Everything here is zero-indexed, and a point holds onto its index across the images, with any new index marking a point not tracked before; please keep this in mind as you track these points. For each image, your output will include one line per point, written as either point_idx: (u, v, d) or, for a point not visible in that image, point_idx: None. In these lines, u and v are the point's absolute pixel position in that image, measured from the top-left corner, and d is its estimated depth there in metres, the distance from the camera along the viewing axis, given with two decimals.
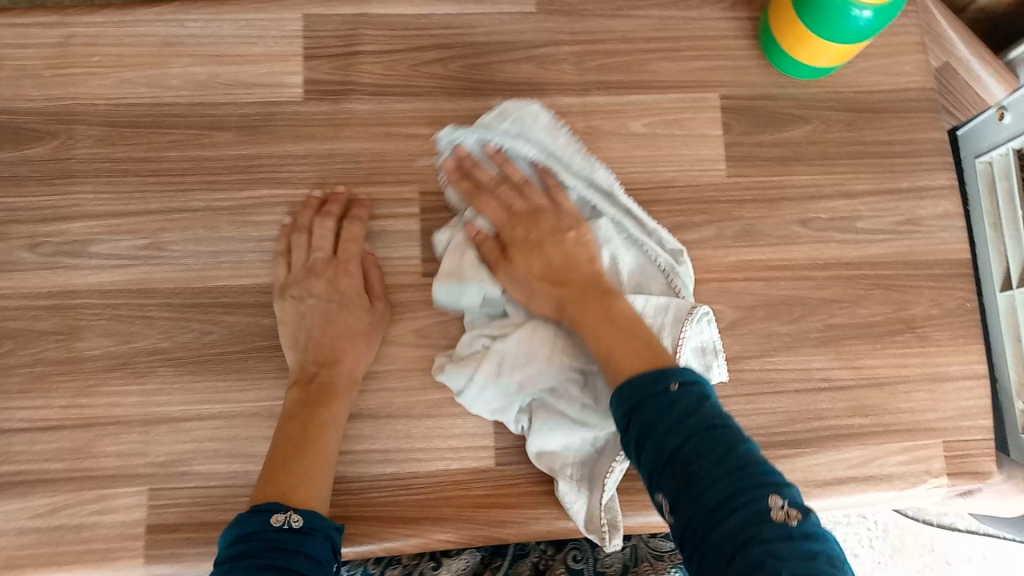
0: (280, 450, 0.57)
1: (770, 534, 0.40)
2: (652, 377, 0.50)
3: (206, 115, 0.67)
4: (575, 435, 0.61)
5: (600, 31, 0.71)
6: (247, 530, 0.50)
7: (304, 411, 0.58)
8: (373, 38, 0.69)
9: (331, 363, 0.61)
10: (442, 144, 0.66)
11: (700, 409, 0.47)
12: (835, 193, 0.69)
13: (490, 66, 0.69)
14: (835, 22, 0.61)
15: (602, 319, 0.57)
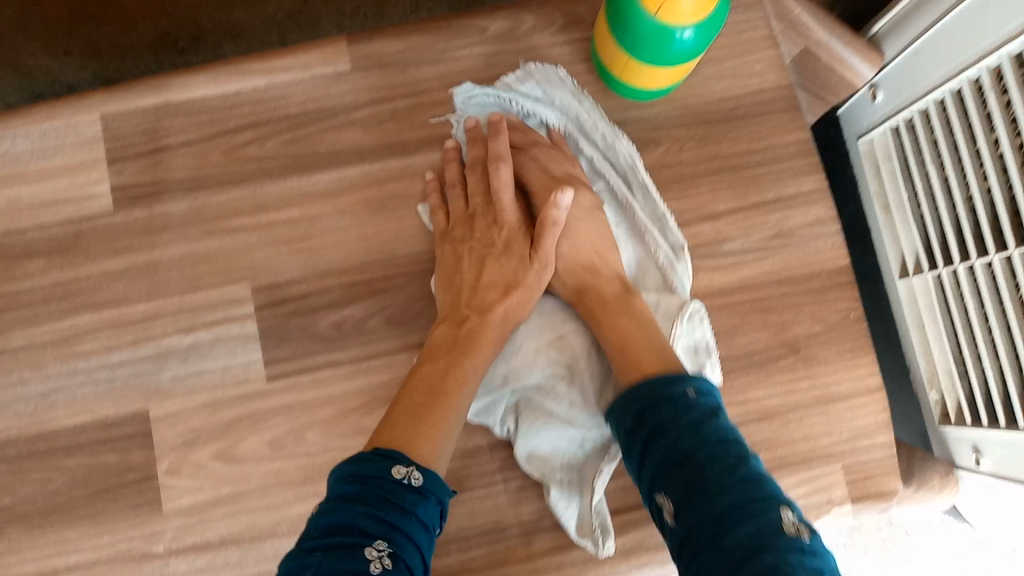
0: (406, 396, 0.55)
1: (781, 544, 0.42)
2: (666, 380, 0.51)
3: (13, 243, 0.63)
4: (563, 436, 0.59)
5: (424, 79, 0.65)
6: (364, 472, 0.47)
7: (447, 356, 0.57)
8: (179, 129, 0.64)
9: (473, 316, 0.59)
10: (458, 100, 0.65)
11: (713, 417, 0.49)
12: (697, 218, 0.65)
13: (310, 138, 0.64)
14: (658, 48, 0.56)
15: (623, 316, 0.58)
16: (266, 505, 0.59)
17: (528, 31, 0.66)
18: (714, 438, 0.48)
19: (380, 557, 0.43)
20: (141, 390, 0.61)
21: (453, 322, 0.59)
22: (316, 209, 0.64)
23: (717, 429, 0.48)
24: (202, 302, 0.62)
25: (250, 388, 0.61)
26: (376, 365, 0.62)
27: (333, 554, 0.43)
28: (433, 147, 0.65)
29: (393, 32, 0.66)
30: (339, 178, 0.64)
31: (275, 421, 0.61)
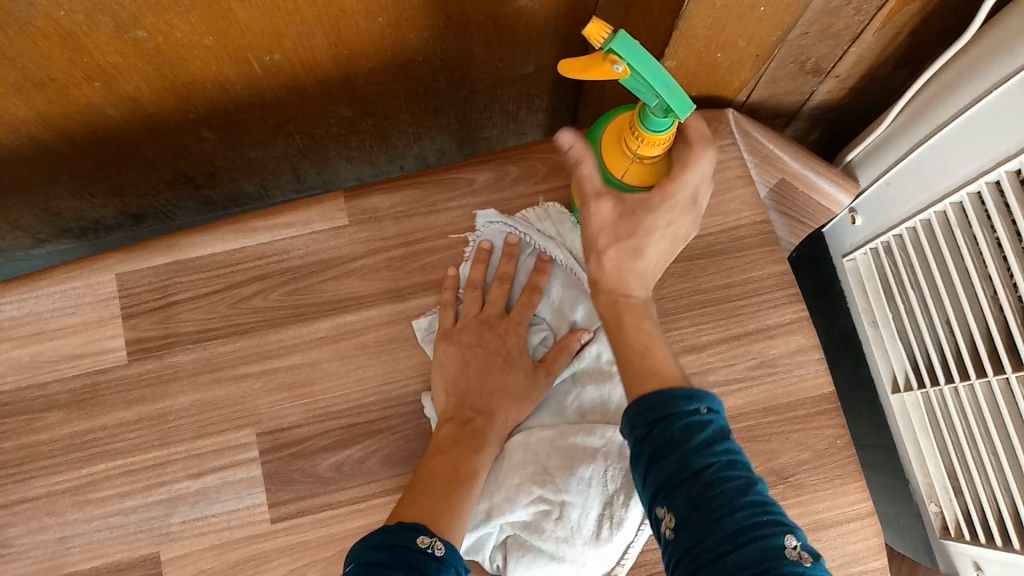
0: (416, 484, 0.58)
1: (784, 568, 0.40)
2: (682, 394, 0.48)
3: (36, 397, 0.67)
4: (551, 571, 0.62)
5: (416, 229, 0.70)
6: (391, 541, 0.50)
7: (456, 450, 0.61)
8: (189, 284, 0.69)
9: (478, 416, 0.64)
10: (480, 223, 0.70)
11: (724, 437, 0.46)
12: (680, 350, 0.68)
13: (311, 288, 0.69)
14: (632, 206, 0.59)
15: None
16: None
17: (512, 180, 0.71)
18: (723, 459, 0.45)
19: None
20: (153, 534, 0.64)
21: (458, 422, 0.63)
22: (317, 354, 0.68)
23: (728, 447, 0.46)
24: (210, 447, 0.66)
25: (256, 529, 0.64)
26: (376, 505, 0.64)
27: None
28: (427, 292, 0.70)
29: (387, 186, 0.71)
30: (338, 324, 0.69)
31: (280, 561, 0.63)
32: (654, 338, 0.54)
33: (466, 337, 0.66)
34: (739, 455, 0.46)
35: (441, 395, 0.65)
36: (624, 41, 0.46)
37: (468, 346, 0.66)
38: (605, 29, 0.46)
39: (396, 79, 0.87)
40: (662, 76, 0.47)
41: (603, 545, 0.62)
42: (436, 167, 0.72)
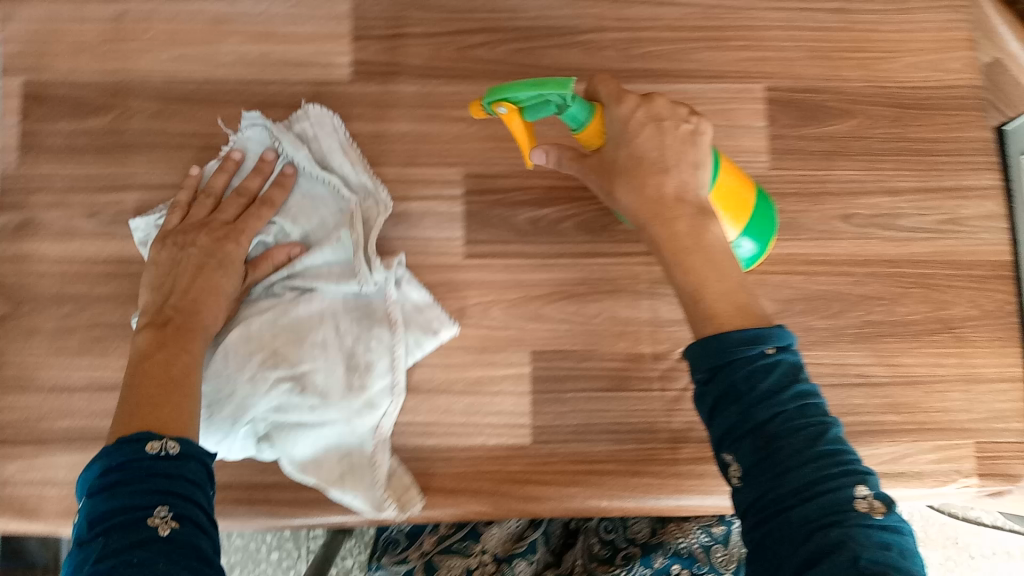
0: (161, 389, 0.51)
1: (851, 519, 0.41)
2: (747, 337, 0.47)
3: (258, 93, 0.67)
4: (319, 437, 0.62)
5: (646, 18, 0.69)
6: (118, 461, 0.46)
7: (167, 350, 0.54)
8: (421, 19, 0.68)
9: (191, 313, 0.57)
10: (246, 124, 0.66)
11: (794, 382, 0.46)
12: (878, 190, 0.70)
13: (535, 52, 0.68)
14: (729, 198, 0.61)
15: (691, 257, 0.54)
16: (445, 364, 0.66)
17: None
18: (790, 406, 0.45)
19: (162, 521, 0.43)
20: None
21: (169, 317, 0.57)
22: None
23: (794, 393, 0.45)
24: (416, 178, 0.68)
25: (449, 262, 0.67)
26: (562, 263, 0.67)
27: (114, 533, 0.42)
28: (645, 79, 0.69)
29: None
30: None
31: (466, 293, 0.67)
32: (704, 256, 0.54)
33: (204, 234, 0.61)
34: (809, 400, 0.46)
35: (155, 296, 0.58)
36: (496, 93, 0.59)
37: (178, 245, 0.60)
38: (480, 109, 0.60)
39: None
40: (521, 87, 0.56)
41: (359, 400, 0.62)
42: None
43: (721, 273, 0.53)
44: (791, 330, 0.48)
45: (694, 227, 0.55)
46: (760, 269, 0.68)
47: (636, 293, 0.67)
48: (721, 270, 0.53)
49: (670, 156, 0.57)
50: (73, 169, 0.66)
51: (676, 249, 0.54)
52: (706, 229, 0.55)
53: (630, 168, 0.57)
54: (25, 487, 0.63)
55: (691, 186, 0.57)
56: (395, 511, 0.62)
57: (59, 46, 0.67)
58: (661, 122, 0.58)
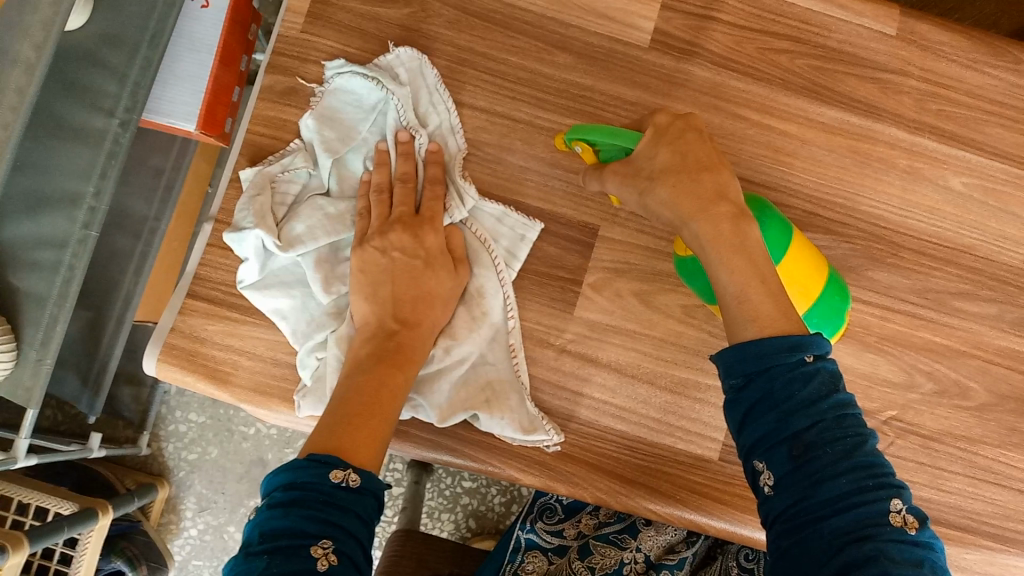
0: (363, 408, 0.52)
1: (885, 534, 0.41)
2: (784, 343, 0.46)
3: (554, 32, 0.66)
4: (452, 375, 0.61)
5: (949, 76, 0.68)
6: (299, 479, 0.47)
7: (378, 368, 0.55)
8: (733, 8, 0.67)
9: (413, 325, 0.58)
10: (329, 74, 0.64)
11: (831, 390, 0.46)
12: None
13: (833, 75, 0.67)
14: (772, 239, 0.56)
15: (734, 253, 0.50)
16: (655, 355, 0.65)
17: None
18: (828, 415, 0.45)
19: (326, 555, 0.44)
20: (600, 209, 0.66)
21: (397, 333, 0.57)
22: (811, 134, 0.66)
23: (833, 402, 0.45)
24: None
25: None
26: None
27: (278, 557, 0.43)
28: (932, 136, 0.67)
29: (946, 23, 0.68)
30: (840, 119, 0.67)
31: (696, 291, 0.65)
32: (730, 251, 0.50)
33: (445, 262, 0.61)
34: (846, 411, 0.46)
35: (367, 302, 0.59)
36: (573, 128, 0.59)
37: (381, 250, 0.60)
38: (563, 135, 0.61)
39: None
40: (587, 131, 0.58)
41: (485, 327, 0.62)
42: (989, 33, 0.69)
43: (758, 273, 0.50)
44: (826, 338, 0.47)
45: (716, 219, 0.51)
46: (985, 357, 0.66)
47: (865, 344, 0.65)
48: (754, 267, 0.50)
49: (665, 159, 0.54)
50: (356, 52, 0.65)
51: (706, 248, 0.51)
52: (725, 216, 0.51)
53: (642, 169, 0.55)
54: (220, 350, 0.62)
55: (719, 182, 0.53)
56: (548, 433, 0.61)
57: None
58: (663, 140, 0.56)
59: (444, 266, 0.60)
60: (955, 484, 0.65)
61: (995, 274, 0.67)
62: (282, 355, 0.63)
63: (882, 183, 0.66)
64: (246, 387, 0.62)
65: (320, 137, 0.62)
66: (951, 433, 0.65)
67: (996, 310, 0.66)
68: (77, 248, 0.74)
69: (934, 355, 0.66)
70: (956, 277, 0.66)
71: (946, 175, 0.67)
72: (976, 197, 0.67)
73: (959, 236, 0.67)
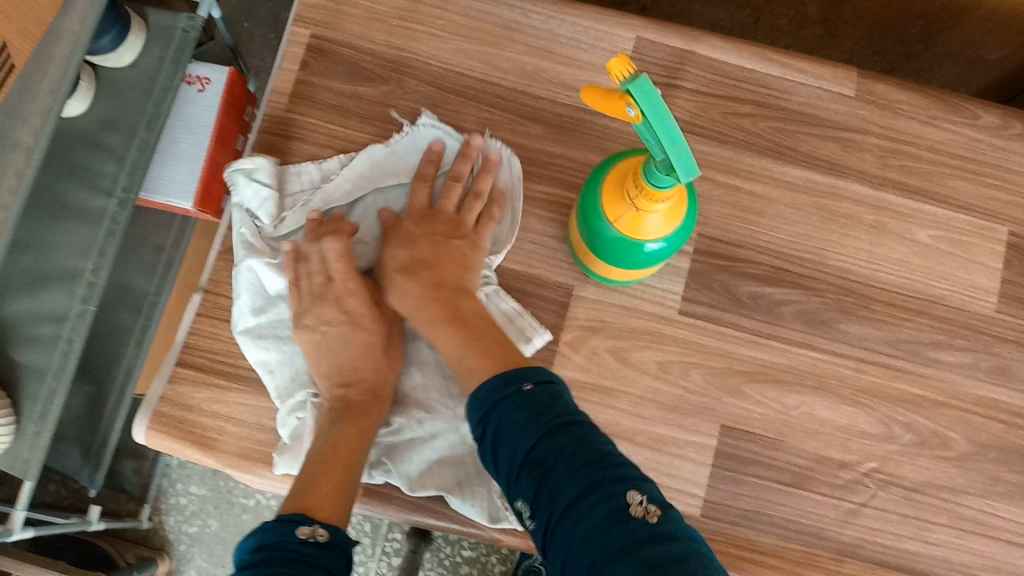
0: (322, 467, 0.56)
1: (629, 533, 0.41)
2: (502, 381, 0.49)
3: (525, 105, 0.69)
4: (425, 450, 0.62)
5: (909, 132, 0.70)
6: (270, 540, 0.50)
7: (338, 432, 0.59)
8: (696, 76, 0.70)
9: (356, 382, 0.62)
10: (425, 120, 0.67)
11: (551, 408, 0.47)
12: None
13: (796, 135, 0.70)
14: (636, 252, 0.58)
15: (465, 332, 0.58)
16: (634, 413, 0.65)
17: (1015, 136, 0.71)
18: (561, 429, 0.46)
19: None
20: (574, 270, 0.67)
21: (346, 398, 0.62)
22: (777, 194, 0.68)
23: (560, 418, 0.47)
24: None
25: (660, 312, 0.66)
26: (772, 345, 0.66)
27: None
28: (896, 191, 0.69)
29: (903, 82, 0.71)
30: (805, 178, 0.69)
31: (671, 347, 0.66)
32: (449, 335, 0.58)
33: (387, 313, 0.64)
34: (574, 421, 0.47)
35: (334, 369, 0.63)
36: (643, 86, 0.46)
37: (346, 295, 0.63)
38: (632, 67, 0.46)
39: (887, 5, 0.85)
40: (670, 127, 0.46)
41: (463, 406, 0.63)
42: (947, 90, 0.72)
43: (502, 346, 0.56)
44: (542, 368, 0.50)
45: (430, 251, 0.63)
46: (963, 407, 0.66)
47: (841, 397, 0.66)
48: (460, 339, 0.58)
49: (472, 215, 0.66)
50: (335, 127, 0.68)
51: (391, 272, 0.64)
52: (459, 253, 0.64)
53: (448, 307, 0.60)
54: (208, 417, 0.64)
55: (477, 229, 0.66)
56: (514, 520, 0.62)
57: (354, 11, 0.70)
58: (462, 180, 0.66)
59: (370, 321, 0.65)
60: (941, 536, 0.64)
61: (967, 323, 0.67)
62: (267, 420, 0.64)
63: (850, 239, 0.68)
64: (233, 453, 0.63)
65: (364, 170, 0.67)
66: (933, 484, 0.65)
67: (971, 359, 0.67)
68: (76, 322, 0.77)
69: (911, 406, 0.66)
70: (929, 327, 0.67)
71: (913, 228, 0.68)
72: (944, 248, 0.68)
73: (930, 287, 0.68)
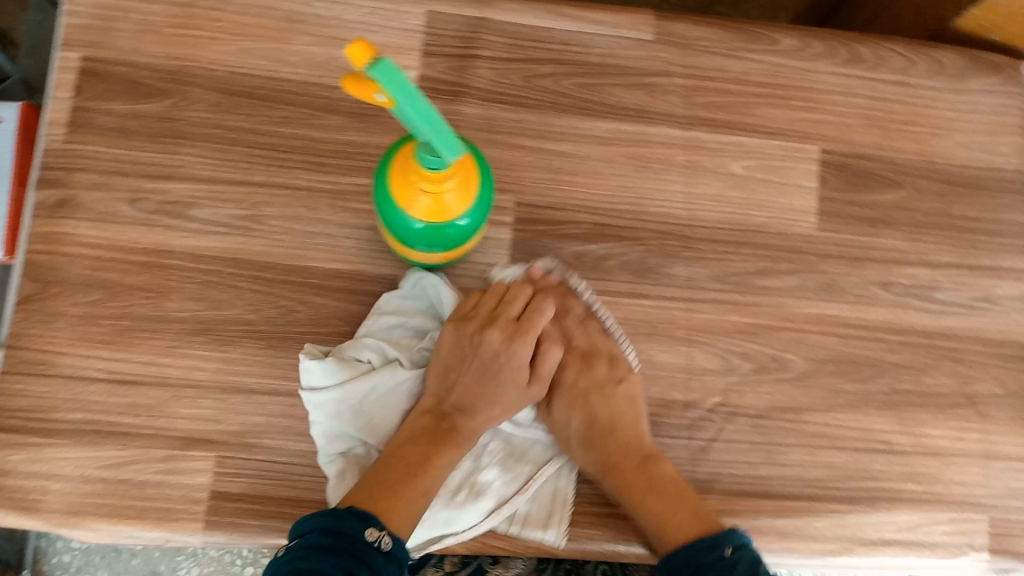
0: (403, 483, 0.55)
1: None
2: (708, 543, 0.56)
3: (320, 97, 0.66)
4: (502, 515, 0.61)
5: (711, 68, 0.70)
6: (339, 529, 0.51)
7: (423, 447, 0.58)
8: (492, 43, 0.68)
9: (469, 414, 0.61)
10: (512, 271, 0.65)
11: (746, 567, 0.53)
12: (918, 262, 0.70)
13: (601, 88, 0.69)
14: (441, 232, 0.57)
15: (648, 496, 0.59)
16: None
17: (814, 55, 0.72)
18: None
19: None
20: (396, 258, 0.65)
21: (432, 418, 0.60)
22: (588, 150, 0.68)
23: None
24: None
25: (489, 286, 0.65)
26: (602, 301, 0.66)
27: None
28: (705, 128, 0.70)
29: (700, 19, 0.71)
30: (613, 129, 0.69)
31: None
32: (661, 498, 0.59)
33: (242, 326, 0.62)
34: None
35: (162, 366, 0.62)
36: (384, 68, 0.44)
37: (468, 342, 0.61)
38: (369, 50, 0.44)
39: None
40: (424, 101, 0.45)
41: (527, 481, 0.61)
42: (744, 20, 0.73)
43: (685, 505, 0.59)
44: (737, 530, 0.56)
45: (596, 389, 0.64)
46: (797, 327, 0.68)
47: (675, 338, 0.66)
48: (651, 505, 0.59)
49: (601, 340, 0.65)
50: (121, 151, 0.64)
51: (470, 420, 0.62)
52: (626, 397, 0.63)
53: (676, 497, 0.59)
54: (27, 479, 0.60)
55: (614, 361, 0.65)
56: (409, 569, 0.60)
57: (124, 24, 0.66)
58: (595, 317, 0.66)
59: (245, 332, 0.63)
60: (793, 457, 0.66)
61: (791, 247, 0.69)
62: (92, 470, 0.60)
63: (666, 182, 0.68)
64: (58, 511, 0.59)
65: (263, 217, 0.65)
66: (778, 407, 0.66)
67: (798, 281, 0.68)
68: None
69: (746, 336, 0.67)
70: (754, 257, 0.68)
71: (725, 161, 0.69)
72: (757, 176, 0.69)
73: (749, 217, 0.68)
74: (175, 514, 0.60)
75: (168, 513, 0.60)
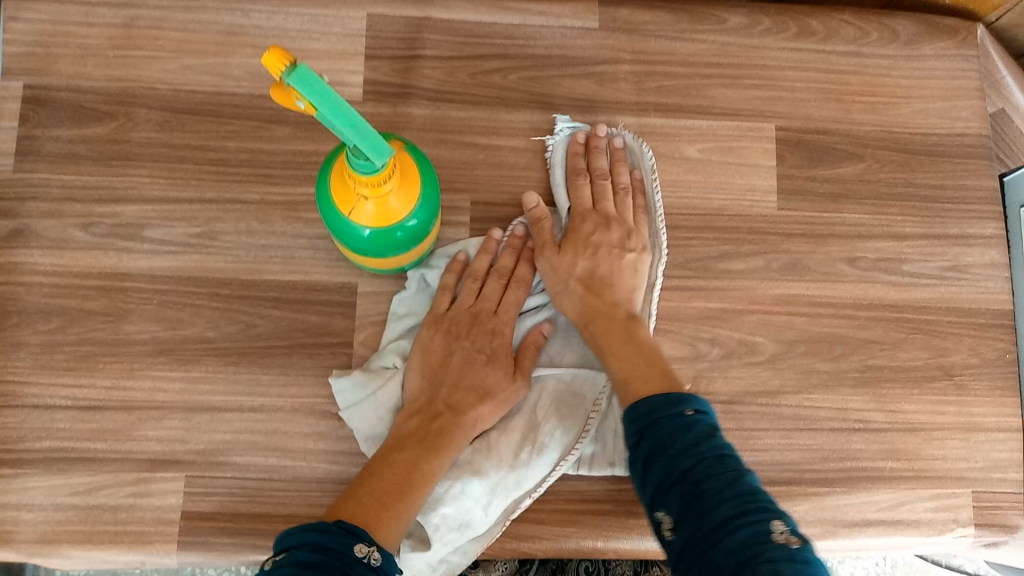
0: (389, 488, 0.53)
1: (768, 551, 0.41)
2: (666, 399, 0.51)
3: (266, 108, 0.66)
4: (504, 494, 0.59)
5: (660, 52, 0.70)
6: (324, 544, 0.45)
7: (410, 450, 0.56)
8: (436, 43, 0.68)
9: (459, 412, 0.59)
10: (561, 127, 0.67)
11: (711, 436, 0.48)
12: (884, 235, 0.69)
13: (550, 80, 0.68)
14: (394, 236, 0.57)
15: (625, 350, 0.57)
16: None
17: (764, 32, 0.71)
18: (709, 454, 0.47)
19: None
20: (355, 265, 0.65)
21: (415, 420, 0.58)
22: (540, 144, 0.67)
23: (716, 443, 0.48)
24: None
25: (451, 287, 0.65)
26: None
27: None
28: (658, 113, 0.69)
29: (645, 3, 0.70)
30: (565, 121, 0.68)
31: None
32: (630, 352, 0.57)
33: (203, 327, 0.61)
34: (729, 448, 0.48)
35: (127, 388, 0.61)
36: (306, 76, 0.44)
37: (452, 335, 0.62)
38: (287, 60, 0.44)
39: None
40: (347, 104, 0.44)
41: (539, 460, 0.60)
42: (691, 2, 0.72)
43: (647, 360, 0.56)
44: (701, 396, 0.51)
45: (602, 250, 0.63)
46: (764, 309, 0.67)
47: None
48: (627, 359, 0.57)
49: (632, 215, 0.65)
50: (70, 176, 0.64)
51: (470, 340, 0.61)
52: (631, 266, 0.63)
53: (646, 351, 0.57)
54: None
55: (635, 232, 0.64)
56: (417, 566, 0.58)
57: (65, 49, 0.66)
58: (618, 184, 0.66)
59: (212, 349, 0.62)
60: (768, 441, 0.65)
61: (752, 228, 0.68)
62: (63, 497, 0.60)
63: (620, 155, 0.67)
64: (30, 541, 0.59)
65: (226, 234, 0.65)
66: (749, 392, 0.65)
67: (762, 262, 0.67)
68: None
69: (712, 321, 0.66)
70: (715, 241, 0.67)
71: (681, 146, 0.68)
72: (714, 159, 0.68)
73: (708, 200, 0.68)
74: (148, 536, 0.60)
75: (141, 536, 0.60)
